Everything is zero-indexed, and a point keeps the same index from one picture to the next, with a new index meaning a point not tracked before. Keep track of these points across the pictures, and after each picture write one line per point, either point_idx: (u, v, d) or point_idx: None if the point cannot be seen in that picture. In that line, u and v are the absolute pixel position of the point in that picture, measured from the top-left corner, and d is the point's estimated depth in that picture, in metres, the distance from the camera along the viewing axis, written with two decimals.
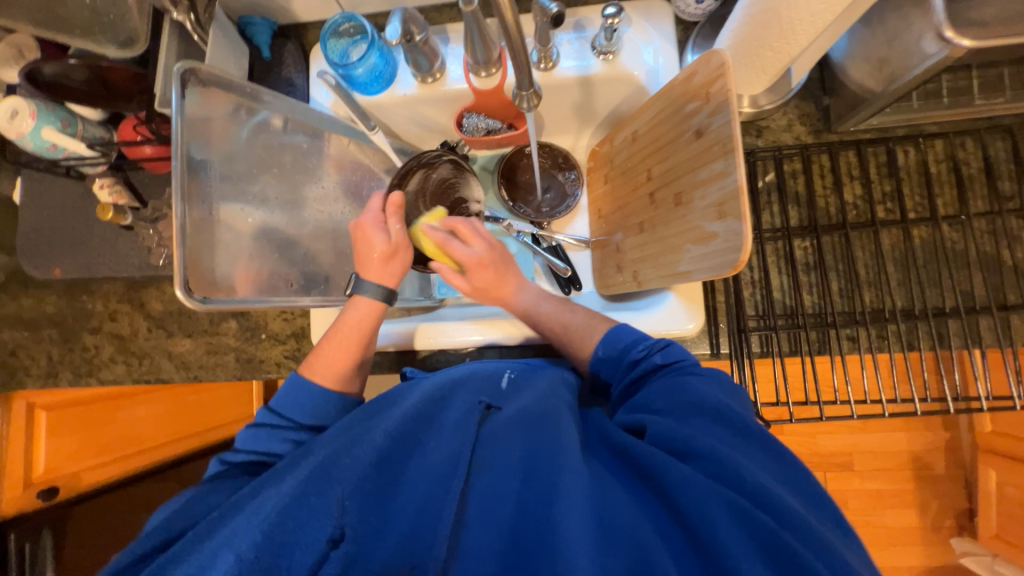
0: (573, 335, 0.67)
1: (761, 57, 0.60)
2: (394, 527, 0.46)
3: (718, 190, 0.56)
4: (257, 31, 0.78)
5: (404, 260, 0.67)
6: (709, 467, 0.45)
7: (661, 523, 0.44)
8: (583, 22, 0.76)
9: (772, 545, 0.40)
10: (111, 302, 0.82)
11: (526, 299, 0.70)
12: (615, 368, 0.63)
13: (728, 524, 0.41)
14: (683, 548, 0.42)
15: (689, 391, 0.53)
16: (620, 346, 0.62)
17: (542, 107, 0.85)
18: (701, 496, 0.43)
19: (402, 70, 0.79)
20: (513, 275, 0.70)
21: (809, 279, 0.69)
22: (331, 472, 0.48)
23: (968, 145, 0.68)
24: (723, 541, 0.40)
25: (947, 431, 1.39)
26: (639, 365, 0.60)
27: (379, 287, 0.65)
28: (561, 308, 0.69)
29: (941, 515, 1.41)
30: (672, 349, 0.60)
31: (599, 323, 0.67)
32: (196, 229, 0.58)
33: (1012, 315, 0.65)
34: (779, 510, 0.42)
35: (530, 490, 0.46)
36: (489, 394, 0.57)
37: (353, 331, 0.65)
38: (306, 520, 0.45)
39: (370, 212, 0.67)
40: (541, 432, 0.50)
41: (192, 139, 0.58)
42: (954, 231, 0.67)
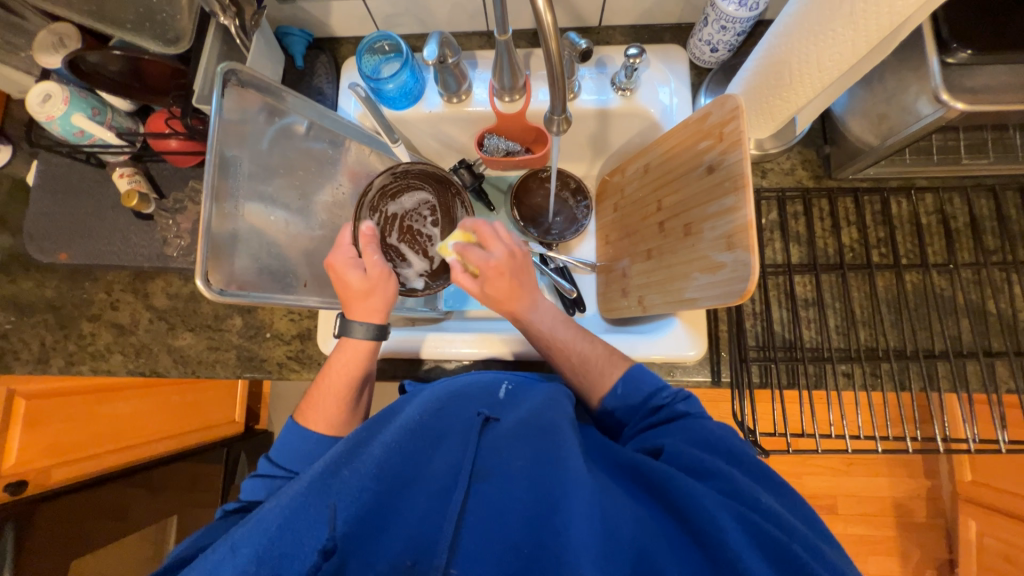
0: (590, 371, 0.63)
1: (770, 107, 0.65)
2: (397, 532, 0.44)
3: (728, 223, 0.59)
4: (293, 41, 0.81)
5: (387, 291, 0.64)
6: (719, 485, 0.46)
7: (674, 539, 0.43)
8: (604, 59, 0.81)
9: (779, 555, 0.40)
10: (115, 290, 0.81)
11: (539, 320, 0.65)
12: (642, 402, 0.59)
13: (736, 532, 0.41)
14: (695, 560, 0.41)
15: (703, 431, 0.53)
16: (644, 392, 0.59)
17: (564, 139, 0.90)
18: (711, 505, 0.43)
19: (430, 89, 0.82)
20: (526, 292, 0.64)
21: (808, 315, 0.72)
22: (332, 480, 0.45)
23: (956, 200, 0.73)
24: (735, 547, 0.40)
25: (928, 478, 1.40)
26: (662, 413, 0.57)
27: (365, 326, 0.65)
28: (559, 322, 0.66)
29: (922, 565, 1.41)
30: (694, 400, 0.58)
31: (619, 362, 0.64)
32: (220, 228, 0.59)
33: (996, 363, 0.68)
34: (785, 522, 0.43)
35: (534, 497, 0.45)
36: (486, 405, 0.55)
37: (346, 374, 0.66)
38: (308, 526, 0.42)
39: (341, 249, 0.63)
40: (543, 438, 0.49)
41: (225, 138, 0.61)
42: (942, 278, 0.71)
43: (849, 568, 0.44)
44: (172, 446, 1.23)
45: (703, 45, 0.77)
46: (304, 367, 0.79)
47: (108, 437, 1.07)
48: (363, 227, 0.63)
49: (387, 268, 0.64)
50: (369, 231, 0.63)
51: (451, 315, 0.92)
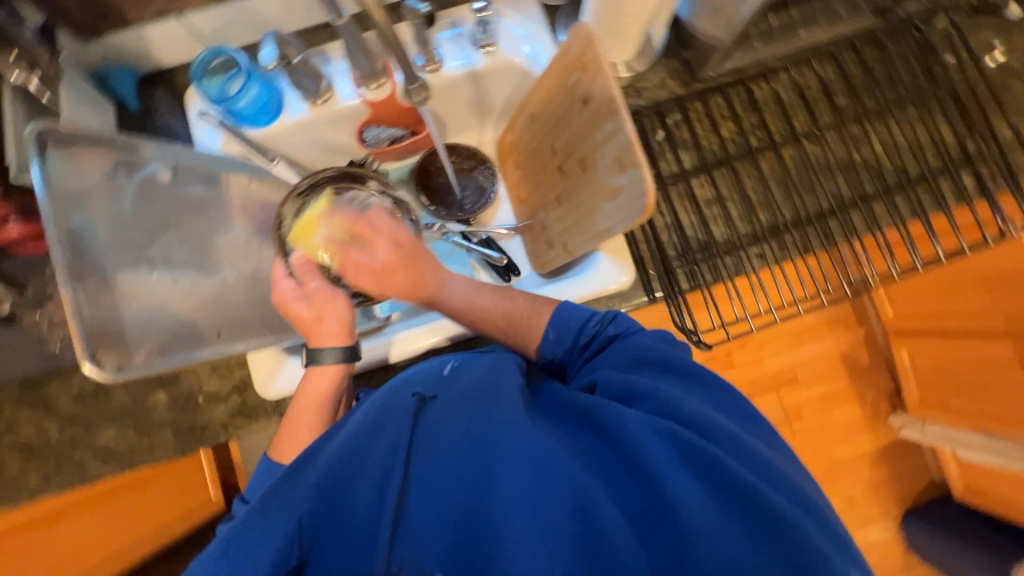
0: (518, 325, 0.64)
1: (621, 26, 0.67)
2: (336, 537, 0.41)
3: (614, 146, 0.61)
4: (116, 82, 0.72)
5: (339, 310, 0.63)
6: (648, 404, 0.48)
7: (606, 467, 0.44)
8: (457, 21, 0.78)
9: (706, 462, 0.42)
10: (8, 411, 0.72)
11: (456, 295, 0.66)
12: (569, 348, 0.61)
13: (657, 445, 0.43)
14: (625, 479, 0.43)
15: (636, 350, 0.55)
16: (572, 328, 0.61)
17: (435, 104, 0.85)
18: (635, 427, 0.44)
19: (289, 96, 0.77)
20: (432, 273, 0.65)
21: (714, 213, 0.76)
22: (268, 502, 0.42)
23: (806, 71, 0.79)
24: (655, 463, 0.42)
25: (862, 325, 1.57)
26: (594, 343, 0.59)
27: (336, 351, 0.63)
28: (498, 298, 0.66)
29: (878, 400, 1.59)
30: (620, 318, 0.60)
31: (544, 306, 0.64)
32: (97, 311, 0.51)
33: (873, 205, 0.76)
34: (722, 435, 0.45)
35: (469, 459, 0.43)
36: (423, 385, 0.52)
37: (315, 403, 0.61)
38: (250, 550, 0.40)
39: (281, 283, 0.63)
40: (483, 406, 0.47)
41: (67, 209, 0.52)
42: (814, 145, 0.78)
43: (778, 456, 0.47)
44: None
45: None
46: (252, 419, 0.74)
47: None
48: (295, 259, 0.64)
49: (332, 289, 0.64)
50: (302, 258, 0.65)
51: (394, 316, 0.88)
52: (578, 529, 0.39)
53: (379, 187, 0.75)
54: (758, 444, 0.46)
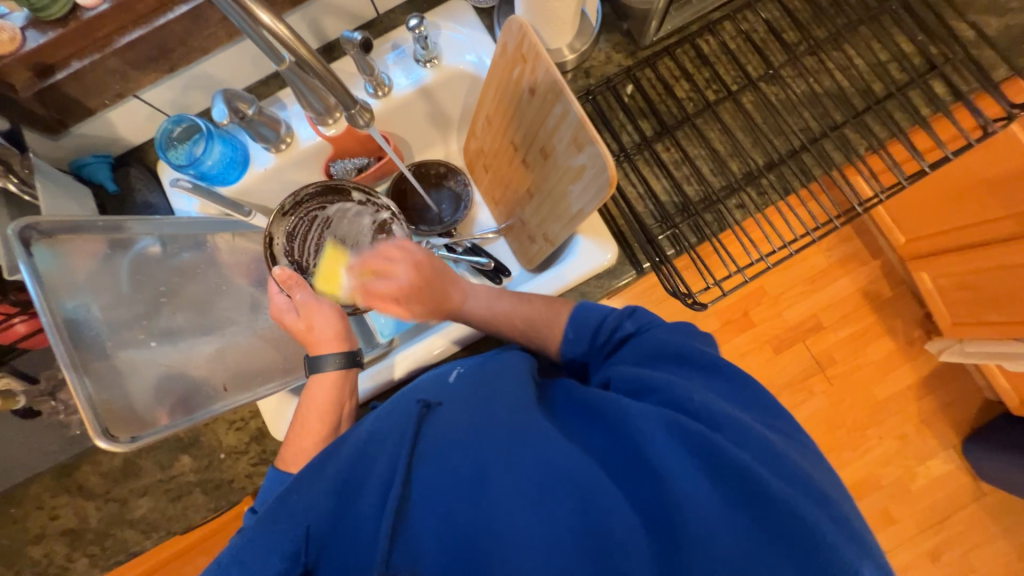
0: (538, 327, 0.63)
1: (552, 10, 0.67)
2: (348, 542, 0.42)
3: (568, 128, 0.61)
4: (93, 169, 0.76)
5: (326, 314, 0.66)
6: (657, 397, 0.47)
7: (608, 461, 0.44)
8: (399, 42, 0.80)
9: (706, 448, 0.41)
10: (45, 500, 0.74)
11: (476, 305, 0.67)
12: (588, 345, 0.60)
13: (663, 438, 0.42)
14: (625, 475, 0.42)
15: (652, 343, 0.54)
16: (592, 325, 0.59)
17: (384, 125, 0.85)
18: (639, 420, 0.44)
19: (253, 148, 0.80)
20: (455, 285, 0.68)
21: (685, 173, 0.75)
22: (279, 512, 0.43)
23: (749, 17, 0.78)
24: (660, 458, 0.41)
25: (875, 259, 1.53)
26: (614, 339, 0.58)
27: (337, 356, 0.63)
28: (518, 302, 0.65)
29: (909, 330, 1.53)
30: (641, 312, 0.58)
31: (560, 307, 0.64)
32: (100, 389, 0.53)
33: (843, 132, 0.74)
34: (723, 423, 0.43)
35: (470, 463, 0.44)
36: (429, 391, 0.52)
37: (322, 408, 0.61)
38: (262, 557, 0.41)
39: (275, 300, 0.66)
40: (487, 409, 0.48)
41: (61, 297, 0.54)
42: (772, 86, 0.77)
43: (796, 452, 0.45)
44: None
45: None
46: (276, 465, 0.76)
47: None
48: (278, 274, 0.65)
49: (316, 298, 0.66)
50: (286, 272, 0.66)
51: (396, 340, 0.88)
52: (578, 526, 0.39)
53: (362, 197, 0.84)
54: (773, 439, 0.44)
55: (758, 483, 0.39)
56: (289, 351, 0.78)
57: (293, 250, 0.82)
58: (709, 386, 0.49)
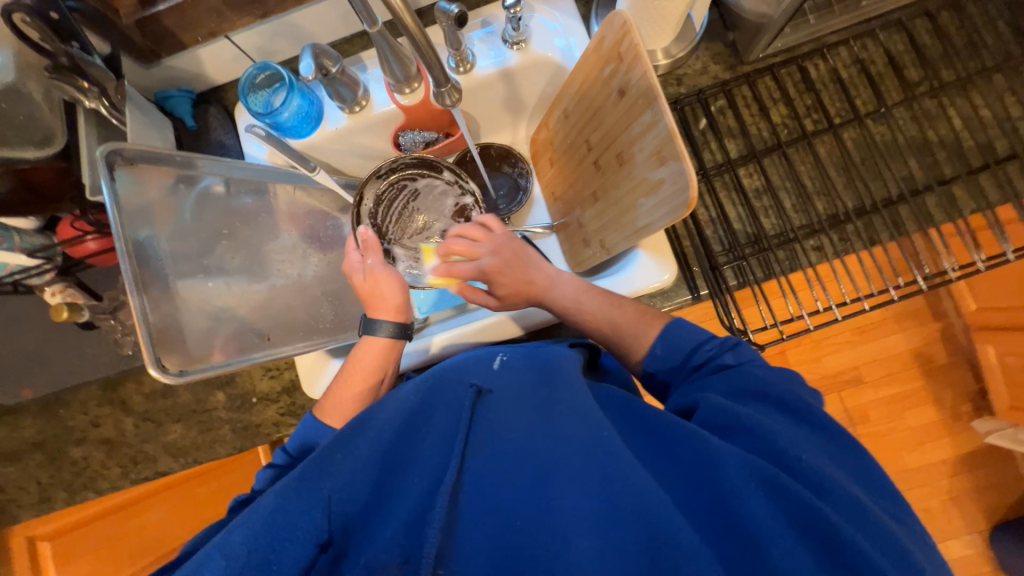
0: (621, 336, 0.61)
1: (660, 11, 0.64)
2: (394, 515, 0.42)
3: (654, 139, 0.57)
4: (176, 102, 0.78)
5: (392, 284, 0.65)
6: (747, 441, 0.44)
7: (678, 496, 0.43)
8: (488, 19, 0.78)
9: (783, 494, 0.39)
10: (91, 408, 0.79)
11: (563, 297, 0.65)
12: (678, 363, 0.57)
13: (763, 499, 0.39)
14: (700, 512, 0.41)
15: (750, 380, 0.50)
16: (686, 348, 0.57)
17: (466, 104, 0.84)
18: (734, 471, 0.40)
19: (328, 105, 0.80)
20: (536, 269, 0.67)
21: (763, 204, 0.71)
22: (325, 467, 0.43)
23: (869, 45, 0.72)
24: (757, 517, 0.38)
25: (938, 321, 1.42)
26: (708, 364, 0.55)
27: (390, 325, 0.64)
28: (608, 303, 0.63)
29: (957, 403, 1.44)
30: (743, 347, 0.55)
31: (654, 320, 0.61)
32: (159, 314, 0.56)
33: (952, 190, 0.68)
34: (815, 480, 0.40)
35: (527, 465, 0.43)
36: (480, 374, 0.52)
37: (364, 371, 0.62)
38: (301, 512, 0.41)
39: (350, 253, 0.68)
40: (546, 415, 0.47)
41: (134, 224, 0.57)
42: (880, 125, 0.71)
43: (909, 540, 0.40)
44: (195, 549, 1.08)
45: None
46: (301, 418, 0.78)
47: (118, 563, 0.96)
48: (361, 234, 0.67)
49: (386, 267, 0.66)
50: (366, 233, 0.67)
51: (432, 318, 0.87)
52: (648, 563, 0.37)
53: (451, 176, 0.83)
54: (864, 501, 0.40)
55: (847, 544, 0.37)
56: (331, 311, 0.79)
57: (377, 214, 0.83)
58: (801, 435, 0.45)
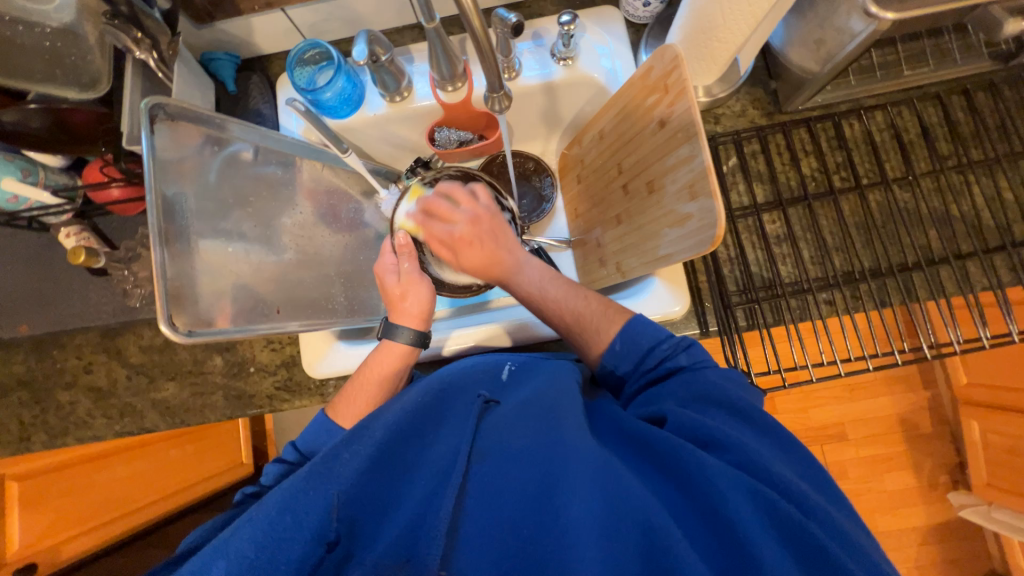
0: (586, 330, 0.60)
1: (710, 51, 0.65)
2: (400, 517, 0.44)
3: (688, 172, 0.57)
4: (221, 66, 0.78)
5: (421, 293, 0.67)
6: (731, 457, 0.44)
7: (673, 507, 0.43)
8: (540, 32, 0.79)
9: (772, 509, 0.40)
10: (86, 354, 0.79)
11: (528, 281, 0.65)
12: (633, 364, 0.57)
13: (746, 506, 0.40)
14: (697, 529, 0.41)
15: (702, 385, 0.52)
16: (644, 347, 0.56)
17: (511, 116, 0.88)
18: (722, 484, 0.41)
19: (370, 91, 0.80)
20: (506, 252, 0.65)
21: (782, 251, 0.72)
22: (330, 466, 0.45)
23: (904, 113, 0.74)
24: (744, 526, 0.39)
25: (926, 389, 1.44)
26: (662, 364, 0.55)
27: (409, 333, 0.65)
28: (570, 293, 0.62)
29: (936, 472, 1.45)
30: (696, 348, 0.55)
31: (615, 316, 0.60)
32: (176, 272, 0.56)
33: (967, 265, 0.69)
34: (801, 499, 0.42)
35: (533, 473, 0.44)
36: (487, 386, 0.55)
37: (382, 378, 0.63)
38: (306, 512, 0.42)
39: (385, 255, 0.70)
40: (547, 421, 0.47)
41: (165, 180, 0.57)
42: (904, 192, 0.72)
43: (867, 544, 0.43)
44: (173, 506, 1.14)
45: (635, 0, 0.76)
46: (295, 395, 0.78)
47: (77, 518, 0.94)
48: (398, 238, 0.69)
49: (419, 274, 0.68)
50: (405, 239, 0.69)
51: (438, 314, 0.89)
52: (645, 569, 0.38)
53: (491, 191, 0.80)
54: (841, 520, 0.42)
55: (839, 567, 0.38)
56: (341, 293, 0.79)
57: None
58: (778, 452, 0.47)
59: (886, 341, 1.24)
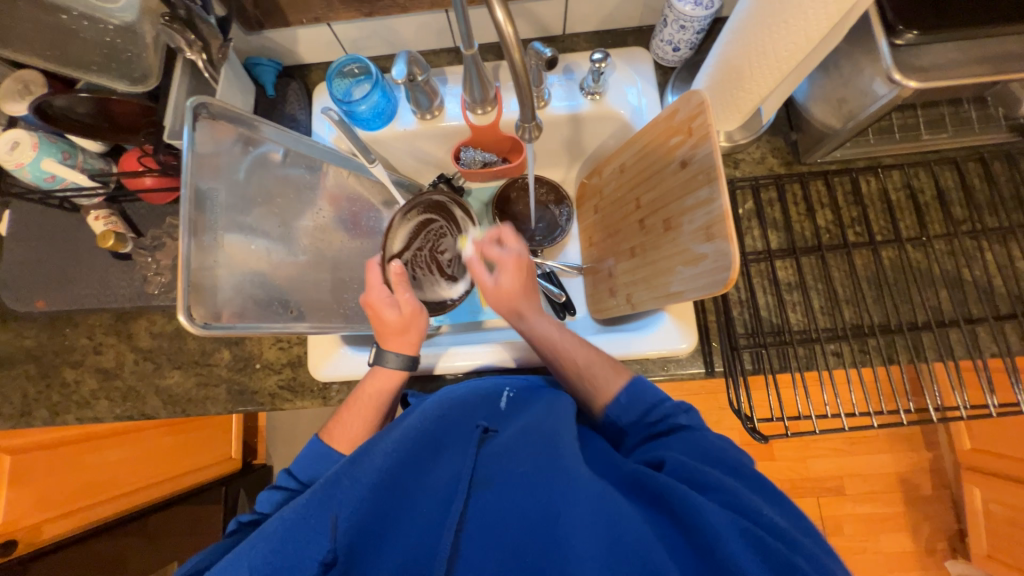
0: (594, 376, 0.62)
1: (735, 99, 0.67)
2: (397, 546, 0.44)
3: (705, 215, 0.59)
4: (263, 71, 0.81)
5: (421, 325, 0.67)
6: (719, 497, 0.44)
7: (671, 544, 0.42)
8: (571, 66, 0.82)
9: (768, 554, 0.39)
10: (97, 334, 0.80)
11: (544, 327, 0.66)
12: (636, 417, 0.58)
13: (742, 551, 0.39)
14: (694, 566, 0.40)
15: (704, 444, 0.51)
16: (646, 403, 0.58)
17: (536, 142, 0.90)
18: (719, 523, 0.41)
19: (402, 107, 0.83)
20: (530, 300, 0.67)
21: (793, 299, 0.73)
22: (333, 492, 0.46)
23: (921, 175, 0.75)
24: (738, 567, 0.38)
25: (929, 450, 1.41)
26: (663, 421, 0.56)
27: (402, 357, 0.66)
28: (583, 345, 0.65)
29: (934, 537, 1.41)
30: (695, 412, 0.56)
31: (622, 371, 0.62)
32: (197, 261, 0.57)
33: (977, 329, 0.69)
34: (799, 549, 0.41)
35: (533, 508, 0.43)
36: (486, 415, 0.55)
37: (371, 400, 0.65)
38: (305, 542, 0.43)
39: (377, 287, 0.67)
40: (546, 452, 0.47)
41: (200, 175, 0.60)
42: (917, 252, 0.73)
43: None
44: (162, 492, 1.14)
45: (666, 45, 0.79)
46: (297, 395, 0.78)
47: (58, 500, 0.93)
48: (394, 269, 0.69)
49: (418, 305, 0.68)
50: (400, 270, 0.69)
51: (444, 329, 0.89)
52: None
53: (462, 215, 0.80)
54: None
55: None
56: (354, 298, 0.80)
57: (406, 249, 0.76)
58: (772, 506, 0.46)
59: (889, 395, 1.23)
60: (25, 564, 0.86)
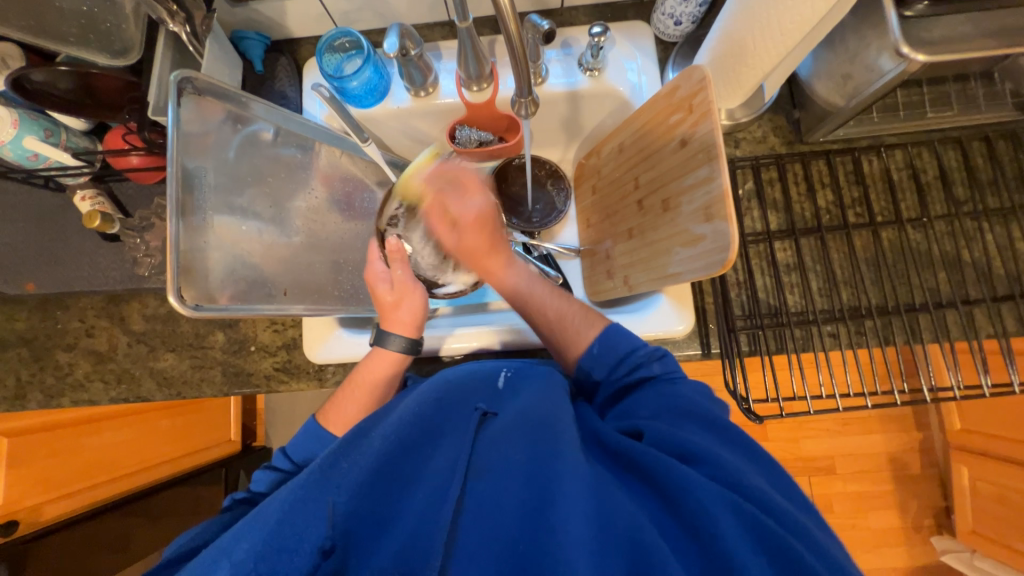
0: (564, 327, 0.64)
1: (736, 74, 0.64)
2: (399, 530, 0.44)
3: (704, 195, 0.57)
4: (250, 45, 0.78)
5: (414, 302, 0.67)
6: (710, 473, 0.44)
7: (662, 523, 0.42)
8: (570, 41, 0.80)
9: (759, 527, 0.40)
10: (88, 317, 0.79)
11: (515, 277, 0.71)
12: (607, 371, 0.59)
13: (732, 524, 0.40)
14: (687, 547, 0.41)
15: (679, 401, 0.52)
16: (619, 354, 0.59)
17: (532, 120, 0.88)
18: (706, 498, 0.41)
19: (396, 84, 0.81)
20: (499, 250, 0.72)
21: (791, 280, 0.73)
22: (330, 476, 0.46)
23: (924, 154, 0.74)
24: (729, 541, 0.39)
25: (919, 430, 1.43)
26: (634, 372, 0.58)
27: (402, 340, 0.65)
28: (552, 295, 0.68)
29: (921, 515, 1.44)
30: (669, 358, 0.58)
31: (595, 320, 0.64)
32: (189, 244, 0.56)
33: (974, 311, 0.69)
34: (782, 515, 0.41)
35: (527, 491, 0.44)
36: (482, 398, 0.54)
37: (369, 385, 0.64)
38: (303, 525, 0.43)
39: (374, 262, 0.69)
40: (540, 434, 0.48)
41: (187, 153, 0.58)
42: (917, 232, 0.73)
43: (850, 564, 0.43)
44: (158, 476, 1.14)
45: (667, 18, 0.76)
46: (293, 377, 0.78)
47: (54, 483, 0.93)
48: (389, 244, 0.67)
49: (413, 282, 0.68)
50: (395, 244, 0.67)
51: (442, 311, 0.89)
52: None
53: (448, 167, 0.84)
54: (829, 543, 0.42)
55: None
56: (348, 280, 0.79)
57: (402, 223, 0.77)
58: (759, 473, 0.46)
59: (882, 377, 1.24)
60: (31, 543, 0.88)
